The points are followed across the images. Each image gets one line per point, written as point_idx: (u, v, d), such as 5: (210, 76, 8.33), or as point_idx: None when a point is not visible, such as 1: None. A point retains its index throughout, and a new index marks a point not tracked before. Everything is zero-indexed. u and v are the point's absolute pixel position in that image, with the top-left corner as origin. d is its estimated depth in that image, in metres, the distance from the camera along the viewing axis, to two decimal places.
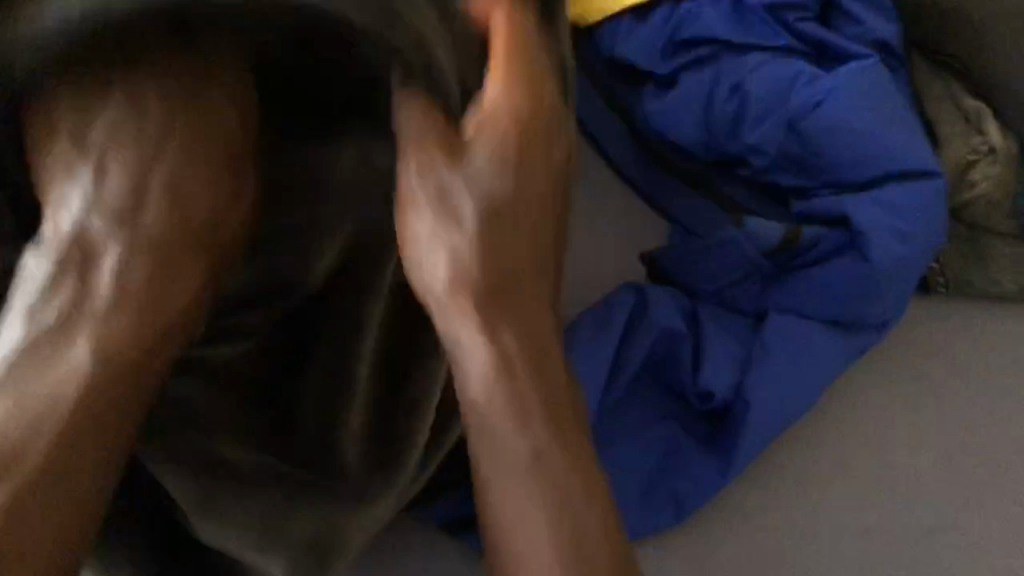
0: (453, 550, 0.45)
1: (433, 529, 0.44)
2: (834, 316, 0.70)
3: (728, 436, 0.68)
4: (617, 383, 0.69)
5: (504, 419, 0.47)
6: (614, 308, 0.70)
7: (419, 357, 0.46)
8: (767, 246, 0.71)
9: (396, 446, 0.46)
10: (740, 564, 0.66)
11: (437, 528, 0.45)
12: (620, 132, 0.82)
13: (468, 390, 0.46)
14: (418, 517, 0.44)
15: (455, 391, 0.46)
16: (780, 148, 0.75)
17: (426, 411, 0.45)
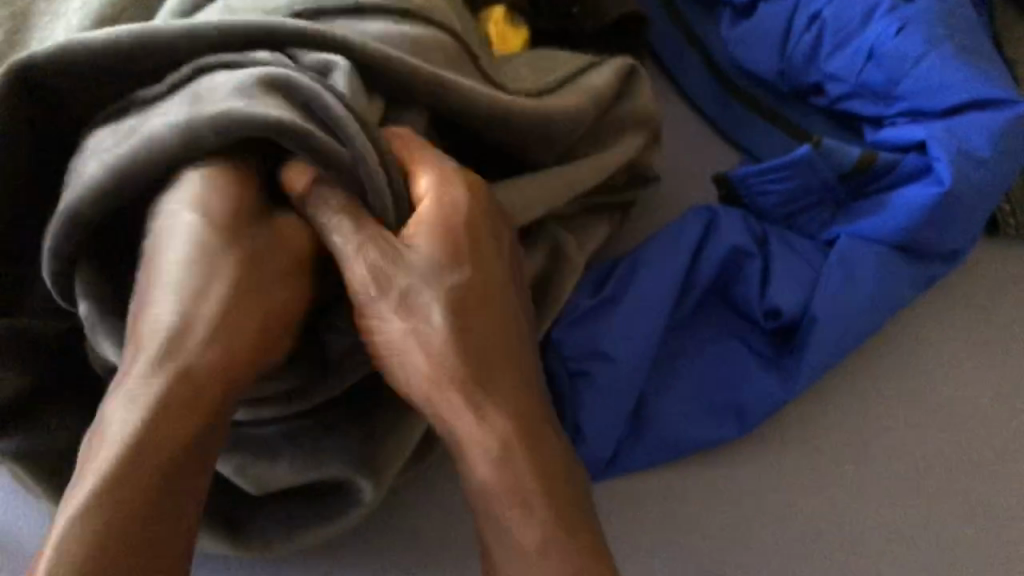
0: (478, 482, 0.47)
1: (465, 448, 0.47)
2: (905, 242, 0.68)
3: (792, 356, 0.67)
4: (685, 298, 0.68)
5: (500, 354, 0.49)
6: (685, 223, 0.69)
7: (415, 299, 0.49)
8: (840, 168, 0.69)
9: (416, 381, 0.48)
10: (804, 483, 0.66)
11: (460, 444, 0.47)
12: (693, 62, 0.83)
13: (465, 331, 0.48)
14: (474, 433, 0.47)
15: (451, 338, 0.48)
16: (857, 77, 0.73)
17: (421, 351, 0.48)
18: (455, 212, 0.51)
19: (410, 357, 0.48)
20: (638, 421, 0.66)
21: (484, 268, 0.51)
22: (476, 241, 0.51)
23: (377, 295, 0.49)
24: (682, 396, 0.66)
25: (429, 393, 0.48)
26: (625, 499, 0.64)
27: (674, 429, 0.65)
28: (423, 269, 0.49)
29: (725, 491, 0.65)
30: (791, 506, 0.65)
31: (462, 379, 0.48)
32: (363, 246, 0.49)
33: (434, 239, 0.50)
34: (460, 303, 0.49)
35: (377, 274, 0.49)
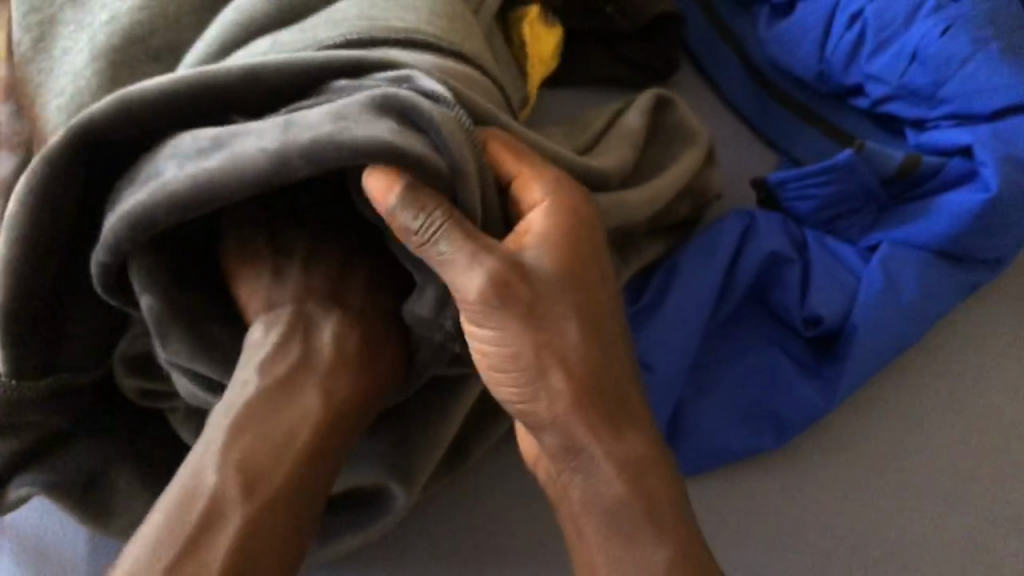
0: (587, 506, 0.48)
1: (590, 474, 0.47)
2: (949, 249, 0.67)
3: (832, 365, 0.66)
4: (723, 305, 0.67)
5: (622, 380, 0.49)
6: (723, 228, 0.68)
7: (555, 317, 0.48)
8: (884, 173, 0.68)
9: (550, 407, 0.48)
10: (843, 493, 0.65)
11: (585, 472, 0.48)
12: (730, 62, 0.82)
13: (596, 348, 0.48)
14: (602, 463, 0.47)
15: (587, 352, 0.48)
16: (898, 78, 0.71)
17: (559, 372, 0.47)
18: (572, 228, 0.51)
19: (542, 380, 0.47)
20: (677, 429, 0.65)
21: (602, 287, 0.50)
22: (593, 259, 0.51)
23: (506, 310, 0.47)
24: (720, 405, 0.65)
25: (563, 416, 0.47)
26: None
27: (711, 439, 0.64)
28: (552, 288, 0.48)
29: (761, 500, 0.64)
30: (831, 517, 0.64)
31: (595, 401, 0.48)
32: (491, 256, 0.48)
33: (555, 256, 0.49)
34: (593, 327, 0.49)
35: (494, 285, 0.47)
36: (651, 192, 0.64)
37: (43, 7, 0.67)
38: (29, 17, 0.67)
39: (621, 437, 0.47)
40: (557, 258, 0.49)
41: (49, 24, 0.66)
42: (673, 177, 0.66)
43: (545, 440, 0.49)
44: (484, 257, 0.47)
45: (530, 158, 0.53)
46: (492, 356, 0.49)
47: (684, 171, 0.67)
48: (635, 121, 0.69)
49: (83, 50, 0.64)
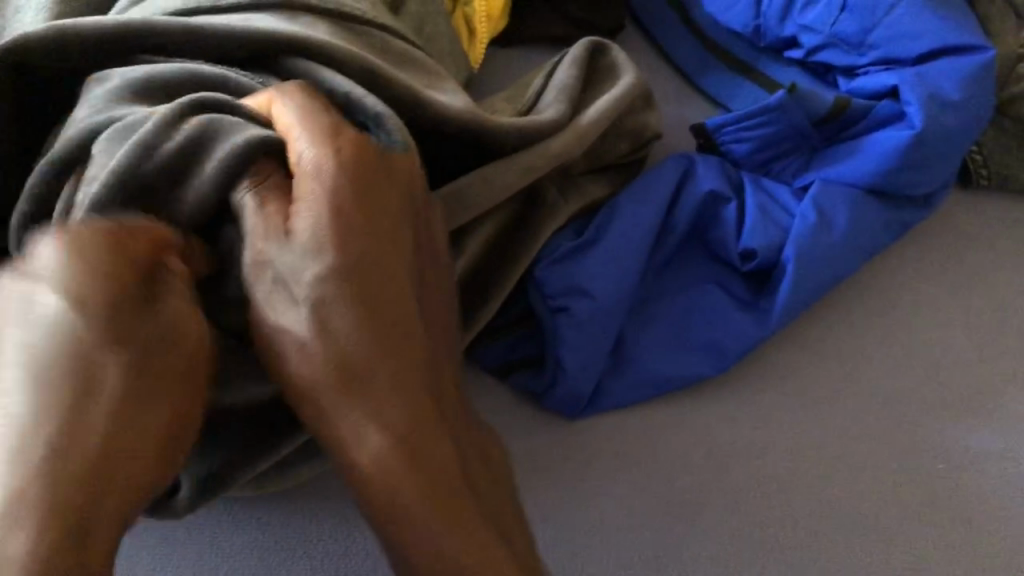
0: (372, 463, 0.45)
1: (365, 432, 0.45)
2: (875, 186, 0.70)
3: (768, 296, 0.68)
4: (663, 241, 0.70)
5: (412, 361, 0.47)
6: (663, 170, 0.71)
7: (301, 209, 0.48)
8: (816, 114, 0.70)
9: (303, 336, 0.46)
10: (780, 419, 0.67)
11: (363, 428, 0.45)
12: (672, 22, 0.85)
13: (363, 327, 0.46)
14: (377, 433, 0.45)
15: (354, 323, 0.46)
16: (829, 27, 0.74)
17: (307, 264, 0.47)
18: (350, 179, 0.49)
19: (293, 330, 0.46)
20: (618, 361, 0.67)
21: (377, 236, 0.49)
22: (372, 179, 0.50)
23: (269, 235, 0.48)
24: (660, 337, 0.67)
25: (334, 321, 0.46)
26: (604, 434, 0.66)
27: (650, 368, 0.66)
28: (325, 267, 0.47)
29: (701, 425, 0.67)
30: (766, 442, 0.66)
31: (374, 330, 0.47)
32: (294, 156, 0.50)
33: (324, 214, 0.48)
34: (364, 313, 0.47)
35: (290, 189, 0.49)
36: (577, 134, 0.67)
37: None
38: None
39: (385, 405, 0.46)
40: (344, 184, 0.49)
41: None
42: (607, 113, 0.69)
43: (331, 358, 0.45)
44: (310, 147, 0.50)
45: (304, 109, 0.52)
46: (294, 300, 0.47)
47: (604, 109, 0.69)
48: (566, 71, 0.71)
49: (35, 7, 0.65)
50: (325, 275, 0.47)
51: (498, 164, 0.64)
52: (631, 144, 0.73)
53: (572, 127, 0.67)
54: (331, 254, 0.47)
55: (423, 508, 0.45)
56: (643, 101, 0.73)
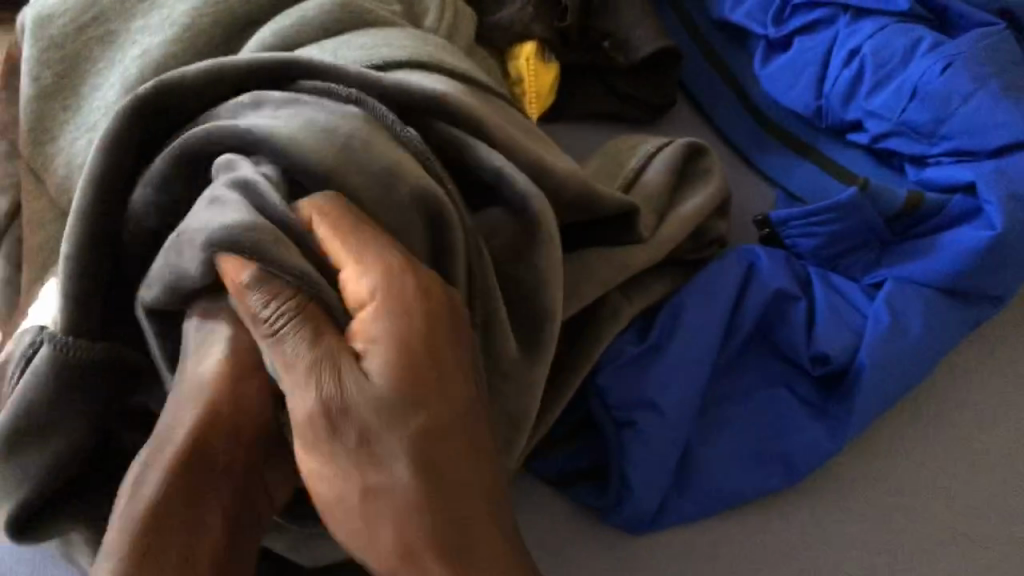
0: None
1: None
2: (951, 286, 0.66)
3: (840, 403, 0.65)
4: (728, 342, 0.66)
5: (482, 503, 0.43)
6: (727, 266, 0.67)
7: (347, 370, 0.43)
8: (888, 209, 0.68)
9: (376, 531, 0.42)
10: (852, 536, 0.64)
11: None
12: (726, 97, 0.82)
13: (437, 471, 0.42)
14: None
15: (421, 483, 0.42)
16: (898, 114, 0.71)
17: (376, 444, 0.42)
18: (408, 311, 0.44)
19: (386, 480, 0.42)
20: (682, 473, 0.64)
21: (441, 380, 0.44)
22: (441, 328, 0.45)
23: (331, 389, 0.42)
24: (726, 447, 0.64)
25: (397, 516, 0.42)
26: (671, 552, 0.62)
27: (717, 482, 0.63)
28: (382, 414, 0.42)
29: (770, 541, 0.63)
30: (840, 561, 0.63)
31: (438, 500, 0.42)
32: (316, 345, 0.43)
33: (395, 359, 0.43)
34: (427, 471, 0.42)
35: (325, 405, 0.42)
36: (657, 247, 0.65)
37: (64, 42, 0.65)
38: (47, 53, 0.65)
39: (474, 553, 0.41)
40: (391, 346, 0.43)
41: (49, 99, 0.64)
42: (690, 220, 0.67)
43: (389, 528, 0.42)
44: (356, 283, 0.45)
45: (351, 225, 0.47)
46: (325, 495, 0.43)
47: (688, 218, 0.67)
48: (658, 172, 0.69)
49: (116, 85, 0.63)
50: (379, 440, 0.42)
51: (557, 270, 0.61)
52: (694, 242, 0.69)
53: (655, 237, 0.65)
54: (384, 419, 0.42)
55: None
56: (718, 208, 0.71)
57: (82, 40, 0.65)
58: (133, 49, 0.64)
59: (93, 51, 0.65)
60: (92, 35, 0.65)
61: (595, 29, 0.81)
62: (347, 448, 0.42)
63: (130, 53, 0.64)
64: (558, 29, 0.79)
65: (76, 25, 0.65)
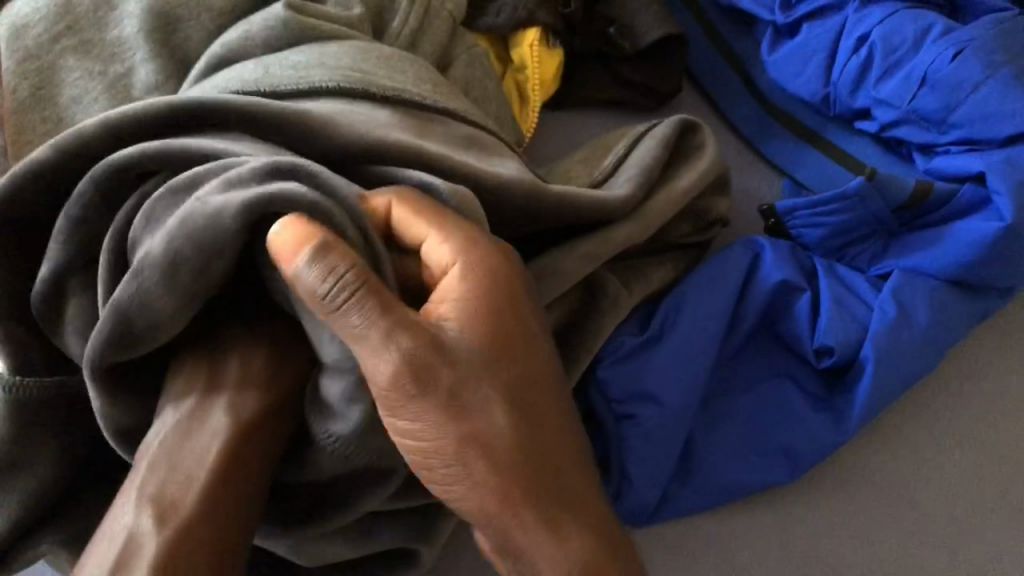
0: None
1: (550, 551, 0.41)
2: (960, 277, 0.65)
3: (846, 395, 0.64)
4: (732, 334, 0.65)
5: (565, 457, 0.43)
6: (730, 257, 0.67)
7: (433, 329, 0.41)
8: (894, 201, 0.67)
9: (478, 484, 0.40)
10: (857, 530, 0.63)
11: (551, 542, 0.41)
12: (733, 85, 0.81)
13: (529, 422, 0.42)
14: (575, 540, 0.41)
15: (515, 430, 0.41)
16: (907, 102, 0.70)
17: (470, 397, 0.41)
18: (494, 280, 0.44)
19: (485, 429, 0.40)
20: (685, 465, 0.63)
21: (522, 336, 0.44)
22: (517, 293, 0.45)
23: (416, 349, 0.40)
24: (729, 440, 0.63)
25: (483, 466, 0.40)
26: (670, 546, 0.62)
27: (720, 475, 0.62)
28: (474, 366, 0.41)
29: (774, 535, 0.63)
30: (843, 555, 0.62)
31: (529, 449, 0.41)
32: (387, 313, 0.40)
33: (480, 322, 0.43)
34: (522, 416, 0.41)
35: (413, 361, 0.40)
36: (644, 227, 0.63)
37: (40, 52, 0.63)
38: (23, 64, 0.63)
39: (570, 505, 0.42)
40: (476, 310, 0.43)
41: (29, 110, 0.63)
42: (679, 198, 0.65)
43: (489, 486, 0.40)
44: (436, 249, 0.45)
45: (428, 210, 0.47)
46: (424, 452, 0.41)
47: (683, 197, 0.65)
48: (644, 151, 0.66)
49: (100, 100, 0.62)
50: (472, 388, 0.41)
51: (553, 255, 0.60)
52: (694, 225, 0.69)
53: (644, 216, 0.63)
54: (483, 367, 0.41)
55: None
56: (716, 185, 0.69)
57: (57, 52, 0.63)
58: (117, 62, 0.63)
59: (69, 62, 0.63)
60: (69, 44, 0.64)
61: (600, 16, 0.80)
62: (440, 408, 0.40)
63: (113, 68, 0.63)
64: (562, 16, 0.78)
65: (52, 34, 0.64)
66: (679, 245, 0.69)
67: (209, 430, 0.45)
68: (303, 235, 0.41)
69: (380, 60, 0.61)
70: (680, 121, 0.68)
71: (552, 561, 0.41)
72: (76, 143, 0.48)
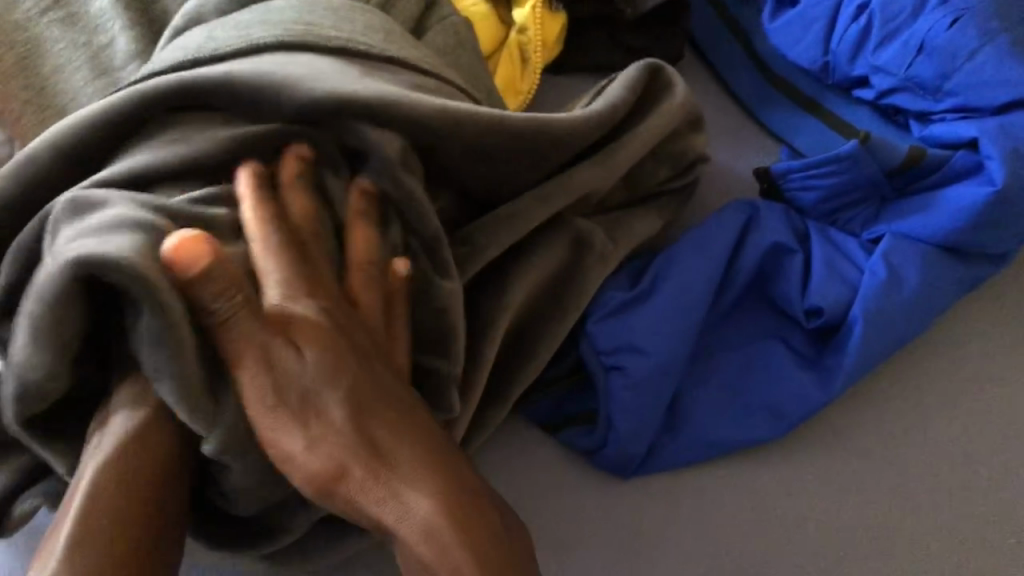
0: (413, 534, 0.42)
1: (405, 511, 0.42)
2: (950, 243, 0.66)
3: (833, 356, 0.65)
4: (723, 294, 0.66)
5: (420, 432, 0.45)
6: (724, 219, 0.67)
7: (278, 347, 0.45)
8: (888, 164, 0.67)
9: (329, 474, 0.44)
10: (843, 489, 0.64)
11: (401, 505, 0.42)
12: (734, 53, 0.82)
13: (369, 416, 0.45)
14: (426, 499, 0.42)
15: (357, 422, 0.44)
16: (904, 70, 0.70)
17: (323, 399, 0.45)
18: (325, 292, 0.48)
19: (332, 428, 0.44)
20: (672, 420, 0.64)
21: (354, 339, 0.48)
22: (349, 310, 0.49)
23: (272, 375, 0.44)
24: (716, 397, 0.64)
25: (342, 458, 0.44)
26: (656, 499, 0.63)
27: (707, 431, 0.63)
28: (312, 374, 0.45)
29: (759, 491, 0.64)
30: (828, 513, 0.63)
31: (375, 435, 0.44)
32: (248, 340, 0.44)
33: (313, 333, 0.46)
34: (363, 405, 0.45)
35: (269, 380, 0.44)
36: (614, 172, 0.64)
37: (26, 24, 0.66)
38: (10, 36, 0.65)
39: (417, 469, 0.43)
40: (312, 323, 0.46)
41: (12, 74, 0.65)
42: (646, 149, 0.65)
43: (344, 467, 0.44)
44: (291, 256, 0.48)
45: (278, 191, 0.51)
46: (290, 463, 0.44)
47: (652, 132, 0.66)
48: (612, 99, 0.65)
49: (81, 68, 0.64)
50: (313, 388, 0.45)
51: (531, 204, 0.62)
52: (675, 167, 0.69)
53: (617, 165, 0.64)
54: (321, 365, 0.45)
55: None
56: (692, 124, 0.70)
57: (45, 22, 0.66)
58: (99, 34, 0.65)
59: (54, 33, 0.65)
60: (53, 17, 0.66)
61: None
62: (294, 418, 0.44)
63: (96, 40, 0.65)
64: None
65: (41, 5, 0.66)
66: (666, 188, 0.70)
67: (90, 456, 0.44)
68: (193, 252, 0.43)
69: (328, 11, 0.60)
70: (645, 66, 0.67)
71: (404, 522, 0.42)
72: (60, 141, 0.52)
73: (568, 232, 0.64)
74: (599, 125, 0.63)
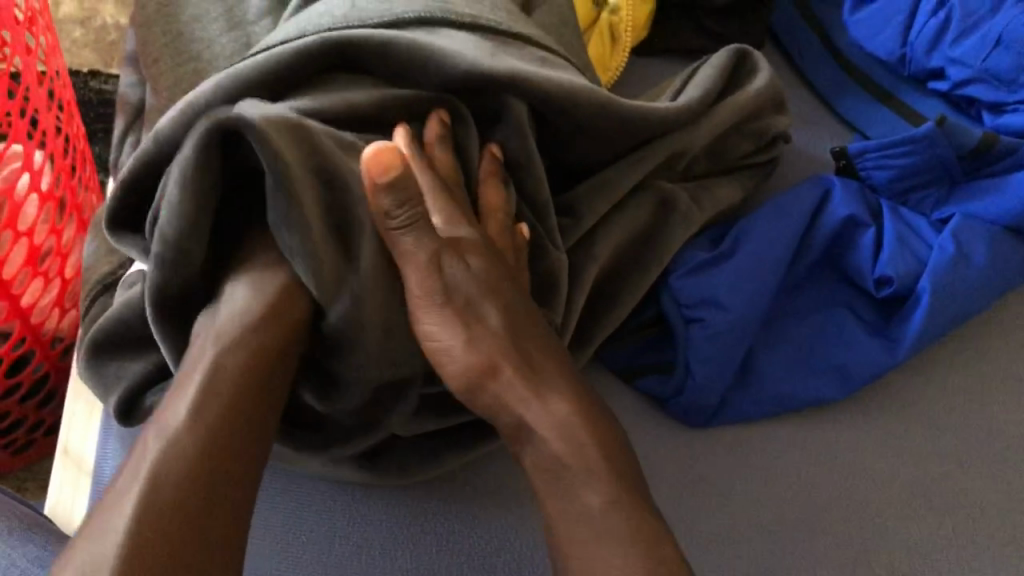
0: (539, 457, 0.53)
1: (537, 410, 0.54)
2: (1018, 224, 0.70)
3: (900, 324, 0.68)
4: (797, 262, 0.70)
5: (550, 349, 0.56)
6: (799, 195, 0.71)
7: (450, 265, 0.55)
8: (963, 147, 0.71)
9: (476, 372, 0.54)
10: (904, 450, 0.67)
11: (537, 403, 0.54)
12: (812, 44, 0.86)
13: (516, 330, 0.56)
14: (558, 404, 0.54)
15: (507, 330, 0.55)
16: (981, 61, 0.74)
17: (487, 308, 0.55)
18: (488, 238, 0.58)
19: (479, 341, 0.54)
20: (744, 375, 0.68)
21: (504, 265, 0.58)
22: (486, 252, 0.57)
23: (434, 287, 0.54)
24: (787, 356, 0.68)
25: (495, 366, 0.54)
26: (726, 447, 0.67)
27: (778, 386, 0.67)
28: (477, 289, 0.55)
29: (823, 445, 0.67)
30: (889, 471, 0.66)
31: (518, 340, 0.55)
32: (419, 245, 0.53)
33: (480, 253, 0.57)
34: (509, 320, 0.56)
35: (437, 290, 0.54)
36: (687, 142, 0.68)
37: None
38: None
39: (550, 378, 0.55)
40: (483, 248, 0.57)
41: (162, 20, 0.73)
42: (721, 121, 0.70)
43: (500, 369, 0.54)
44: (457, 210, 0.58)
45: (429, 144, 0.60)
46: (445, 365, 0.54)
47: (734, 111, 0.70)
48: (706, 79, 0.70)
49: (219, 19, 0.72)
50: (471, 301, 0.55)
51: (627, 170, 0.67)
52: (756, 142, 0.73)
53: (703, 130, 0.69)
54: (479, 283, 0.56)
55: (618, 482, 0.52)
56: (774, 105, 0.73)
57: None
58: None
59: None
60: None
61: None
62: (453, 329, 0.54)
63: None
64: None
65: None
66: (746, 162, 0.74)
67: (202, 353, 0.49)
68: (385, 164, 0.51)
69: None
70: (733, 52, 0.72)
71: (539, 413, 0.53)
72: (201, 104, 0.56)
73: (653, 194, 0.68)
74: (692, 111, 0.68)
